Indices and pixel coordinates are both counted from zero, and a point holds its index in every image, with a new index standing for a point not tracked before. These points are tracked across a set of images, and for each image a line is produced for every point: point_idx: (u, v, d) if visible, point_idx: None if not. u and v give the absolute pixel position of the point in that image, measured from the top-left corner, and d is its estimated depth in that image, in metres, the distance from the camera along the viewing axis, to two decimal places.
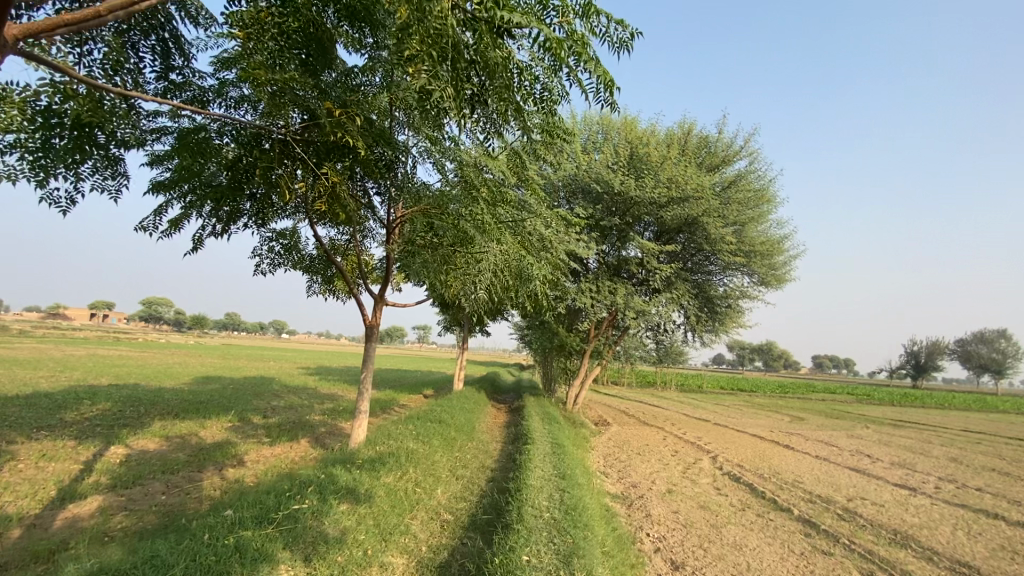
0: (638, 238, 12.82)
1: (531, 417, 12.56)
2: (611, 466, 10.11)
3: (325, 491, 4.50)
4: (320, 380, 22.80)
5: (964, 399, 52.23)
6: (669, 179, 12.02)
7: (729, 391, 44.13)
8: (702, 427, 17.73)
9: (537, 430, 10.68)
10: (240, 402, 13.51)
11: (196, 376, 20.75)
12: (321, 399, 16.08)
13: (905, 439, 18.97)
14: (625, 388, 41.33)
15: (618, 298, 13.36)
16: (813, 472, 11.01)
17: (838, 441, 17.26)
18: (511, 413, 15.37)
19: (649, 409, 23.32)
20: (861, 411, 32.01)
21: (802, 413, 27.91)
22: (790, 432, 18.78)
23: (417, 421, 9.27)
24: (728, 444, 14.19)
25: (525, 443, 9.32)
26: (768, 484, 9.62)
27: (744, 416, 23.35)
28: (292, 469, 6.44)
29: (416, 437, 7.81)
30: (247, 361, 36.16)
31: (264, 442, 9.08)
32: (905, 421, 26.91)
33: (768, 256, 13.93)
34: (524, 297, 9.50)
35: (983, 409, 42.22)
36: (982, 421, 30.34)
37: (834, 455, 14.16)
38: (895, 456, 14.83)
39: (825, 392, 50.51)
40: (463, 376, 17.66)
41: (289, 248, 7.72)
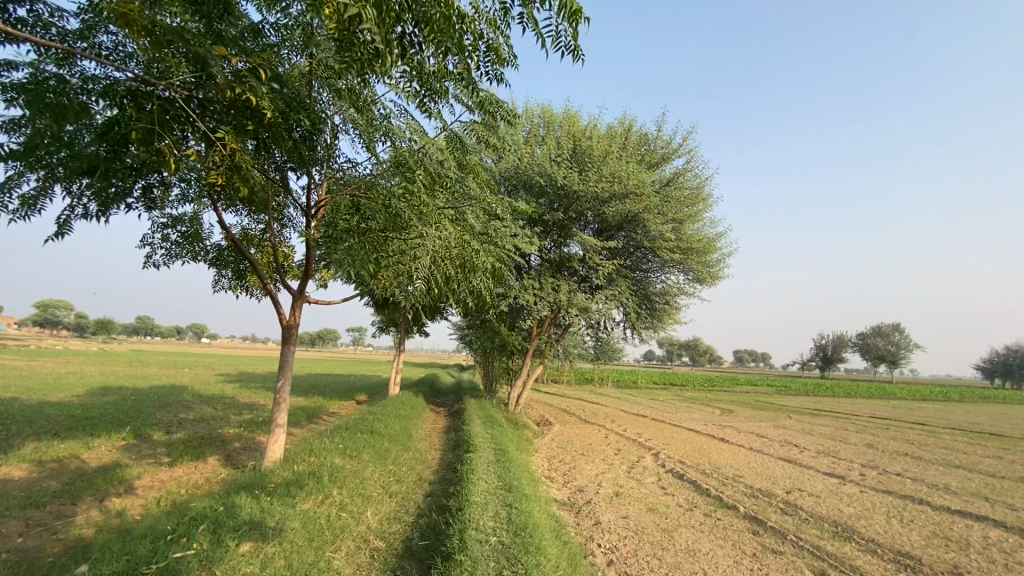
0: (581, 234, 12.56)
1: (472, 421, 11.93)
2: (555, 470, 9.70)
3: (224, 528, 3.66)
4: (241, 388, 20.92)
5: (866, 387, 57.32)
6: (612, 174, 11.82)
7: (662, 386, 45.60)
8: (641, 423, 17.87)
9: (479, 435, 10.08)
10: (140, 416, 11.88)
11: (91, 386, 18.34)
12: (239, 409, 14.58)
13: (824, 428, 20.11)
14: (563, 386, 41.55)
15: (561, 296, 13.03)
16: (750, 465, 11.18)
17: (766, 431, 17.98)
18: (450, 417, 14.66)
19: (589, 406, 23.36)
20: (781, 402, 34.01)
21: (730, 406, 29.13)
22: (722, 425, 19.36)
23: (345, 432, 8.38)
24: (668, 439, 14.27)
25: (466, 450, 8.69)
26: (711, 480, 9.60)
27: (679, 411, 23.96)
28: (190, 496, 5.45)
29: (344, 451, 6.98)
30: (157, 368, 32.92)
31: (163, 462, 7.85)
32: (821, 410, 28.79)
33: (705, 253, 14.12)
34: (464, 294, 8.87)
35: (883, 396, 46.32)
36: (884, 408, 33.07)
37: (765, 446, 14.63)
38: (818, 444, 15.56)
39: (748, 385, 53.50)
40: (399, 379, 16.70)
41: (189, 236, 6.62)
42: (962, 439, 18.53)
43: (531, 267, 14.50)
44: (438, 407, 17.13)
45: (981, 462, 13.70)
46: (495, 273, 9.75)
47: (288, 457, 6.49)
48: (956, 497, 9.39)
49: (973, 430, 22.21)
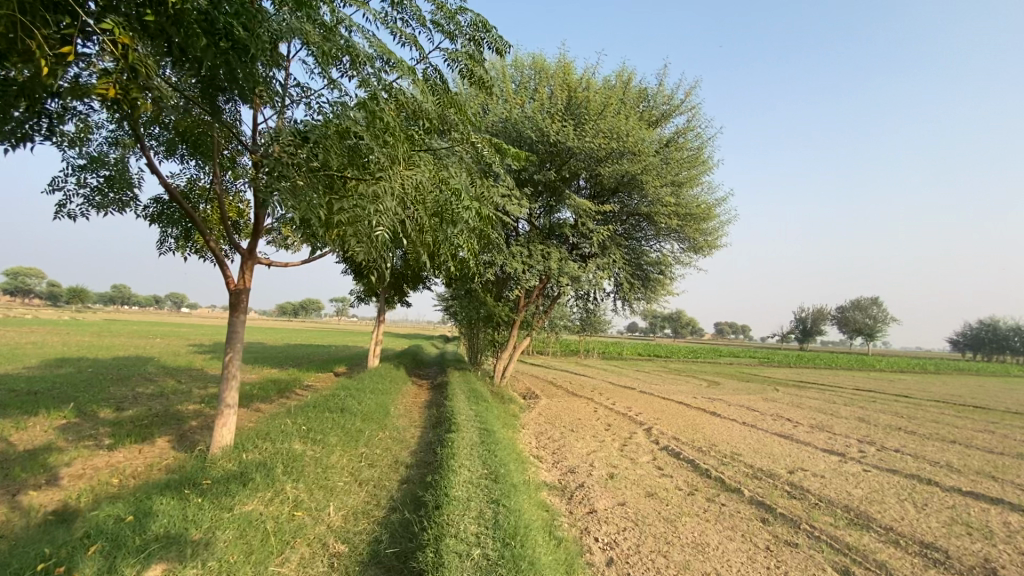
0: (575, 197, 11.65)
1: (454, 395, 11.19)
2: (544, 448, 9.00)
3: (122, 553, 2.80)
4: (212, 359, 19.86)
5: (846, 359, 58.15)
6: (610, 130, 10.85)
7: (647, 358, 45.58)
8: (630, 395, 17.36)
9: (463, 411, 9.32)
10: (91, 390, 10.87)
11: (47, 358, 17.14)
12: (205, 382, 13.64)
13: (811, 400, 19.85)
14: (548, 357, 41.18)
15: (551, 264, 12.12)
16: (747, 442, 10.64)
17: (756, 404, 17.58)
18: (432, 390, 13.92)
19: (576, 378, 22.83)
20: (765, 373, 33.96)
21: (716, 377, 28.92)
22: (711, 397, 18.94)
23: (312, 410, 7.52)
24: (659, 413, 13.73)
25: (447, 430, 7.93)
26: (709, 458, 9.02)
27: (666, 383, 23.60)
28: (116, 493, 4.58)
29: (308, 433, 6.12)
30: (127, 338, 31.58)
31: (103, 445, 6.94)
32: (806, 382, 28.74)
33: (703, 220, 13.31)
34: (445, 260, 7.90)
35: (862, 368, 46.94)
36: (865, 379, 33.27)
37: (758, 420, 14.16)
38: (810, 417, 15.18)
39: (731, 356, 53.89)
40: (379, 351, 15.81)
41: (113, 184, 5.52)
42: (950, 412, 18.40)
43: (519, 233, 13.56)
44: (420, 380, 16.35)
45: (976, 436, 13.44)
46: (479, 236, 8.78)
47: (242, 441, 5.63)
48: (961, 477, 8.96)
49: (957, 402, 22.20)
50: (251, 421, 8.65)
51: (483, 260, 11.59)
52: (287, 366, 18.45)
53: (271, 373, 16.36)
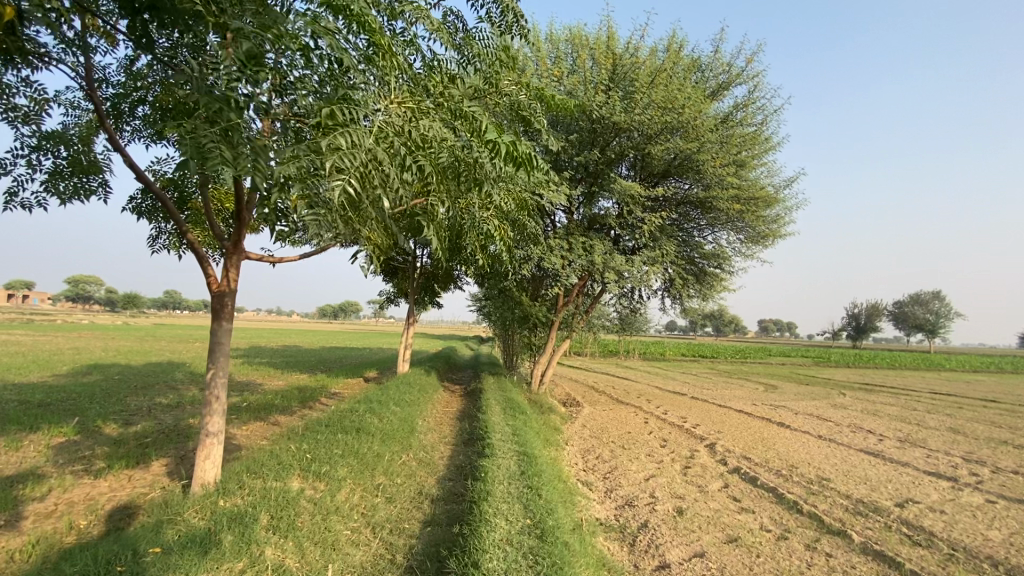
0: (621, 181, 10.31)
1: (489, 406, 10.07)
2: (594, 473, 7.72)
3: None
4: (242, 364, 19.44)
5: (908, 357, 54.19)
6: (663, 101, 9.43)
7: (691, 358, 43.29)
8: (680, 402, 15.83)
9: (499, 427, 8.15)
10: (109, 401, 10.30)
11: (80, 364, 16.98)
12: (231, 390, 13.03)
13: (887, 407, 17.70)
14: (587, 359, 39.60)
15: (595, 258, 10.82)
16: (831, 462, 9.06)
17: (825, 412, 15.73)
18: (466, 399, 12.85)
19: (618, 382, 21.35)
20: (823, 375, 31.44)
21: (771, 380, 26.76)
22: (773, 404, 17.10)
23: (326, 431, 6.49)
24: (718, 424, 12.21)
25: (481, 452, 6.78)
26: (793, 486, 7.53)
27: (718, 387, 21.84)
28: (60, 554, 3.61)
29: (312, 465, 5.07)
30: (165, 342, 31.87)
31: (93, 469, 6.13)
32: (873, 384, 26.27)
33: (766, 205, 11.73)
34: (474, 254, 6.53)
35: (931, 368, 43.12)
36: (937, 381, 30.32)
37: (834, 431, 12.41)
38: (894, 428, 13.28)
39: (782, 356, 50.73)
40: (408, 355, 14.80)
41: (78, 165, 4.60)
42: None
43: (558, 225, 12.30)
44: (453, 386, 15.32)
45: None
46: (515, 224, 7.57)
47: (233, 477, 4.62)
48: None
49: None
50: (264, 440, 7.74)
51: (519, 255, 10.43)
52: (315, 371, 17.76)
53: (300, 379, 15.67)
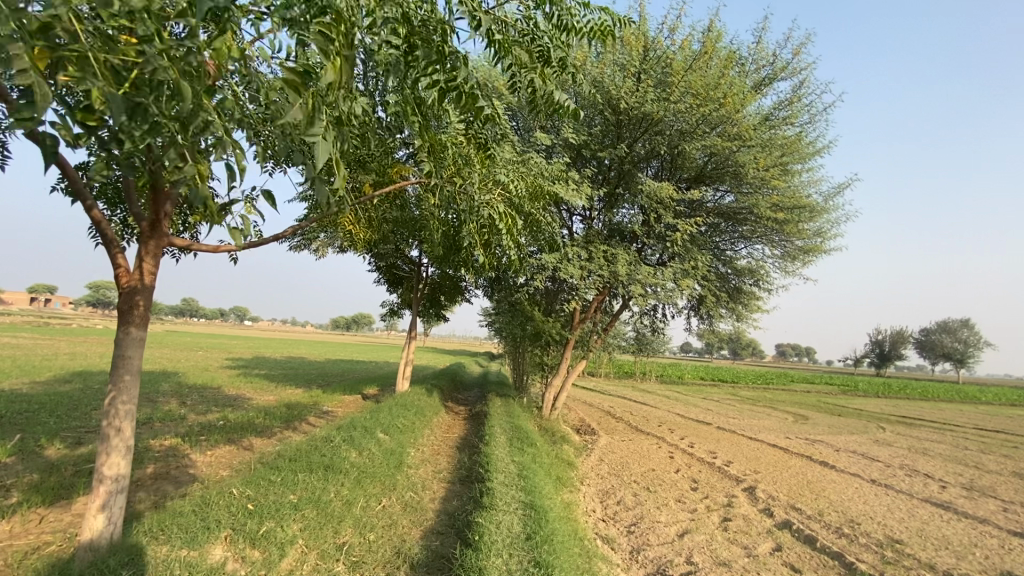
0: (649, 182, 9.17)
1: (493, 434, 8.83)
2: (615, 524, 6.42)
3: None
4: (237, 376, 18.40)
5: (938, 388, 51.49)
6: (701, 91, 8.30)
7: (711, 383, 41.22)
8: (706, 433, 14.39)
9: (504, 461, 6.91)
10: (71, 415, 9.22)
11: (65, 371, 16.03)
12: (214, 405, 11.92)
13: (935, 444, 15.99)
14: (601, 380, 37.84)
15: (618, 267, 9.59)
16: (898, 518, 7.62)
17: (867, 449, 14.14)
18: (469, 423, 11.60)
19: (635, 408, 19.86)
20: (853, 404, 29.59)
21: (800, 409, 24.90)
22: (809, 438, 15.49)
23: (288, 467, 5.28)
24: (752, 462, 10.79)
25: (479, 498, 5.54)
26: (861, 550, 6.15)
27: (742, 415, 20.27)
28: None
29: (251, 523, 3.89)
30: (167, 349, 31.10)
31: (4, 504, 5.01)
32: (909, 416, 24.41)
33: (811, 217, 10.45)
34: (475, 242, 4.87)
35: (970, 401, 40.33)
36: (977, 415, 28.27)
37: (885, 474, 10.91)
38: (952, 471, 11.72)
39: (807, 383, 48.22)
40: (409, 372, 13.61)
41: None
42: None
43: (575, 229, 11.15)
44: (457, 408, 14.07)
45: None
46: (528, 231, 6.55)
47: (140, 546, 3.46)
48: None
49: None
50: (227, 470, 6.58)
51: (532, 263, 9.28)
52: (312, 386, 16.63)
53: (293, 394, 14.54)
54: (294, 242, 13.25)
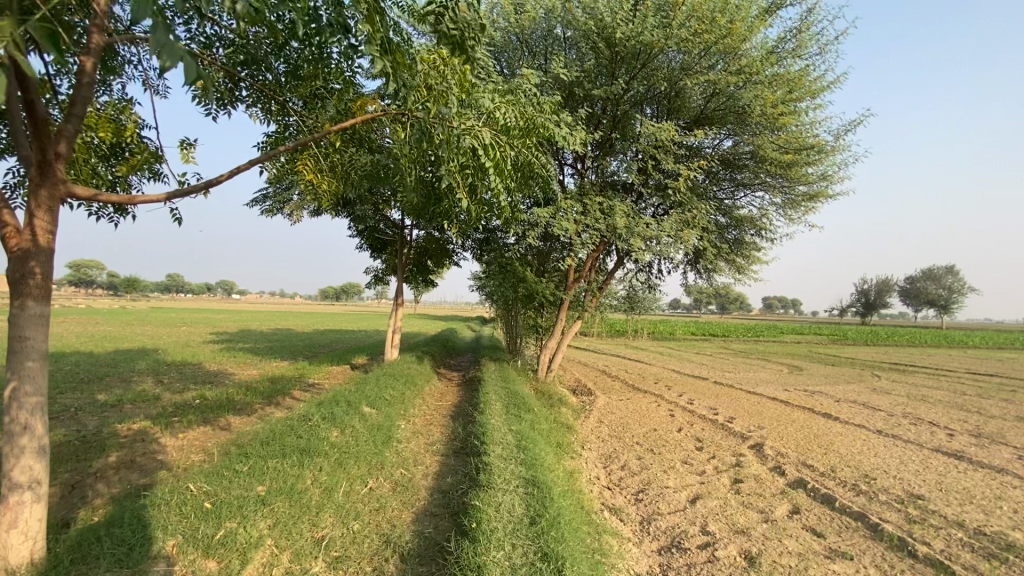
0: (647, 123, 8.46)
1: (488, 401, 8.35)
2: (621, 492, 6.01)
3: None
4: (221, 351, 17.73)
5: (924, 334, 52.38)
6: (703, 16, 7.48)
7: (704, 338, 41.37)
8: (705, 389, 14.13)
9: (501, 432, 6.41)
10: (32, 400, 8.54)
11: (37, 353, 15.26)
12: (193, 382, 11.30)
13: (933, 391, 15.93)
14: (594, 340, 37.72)
15: (616, 219, 8.92)
16: (912, 470, 7.32)
17: (867, 398, 13.99)
18: (463, 390, 11.15)
19: (631, 366, 19.59)
20: (845, 354, 29.83)
21: (794, 361, 24.86)
22: (808, 389, 15.30)
23: (258, 454, 4.71)
24: (756, 418, 10.51)
25: (475, 476, 5.05)
26: (881, 508, 5.83)
27: (739, 369, 20.12)
28: None
29: (205, 528, 3.34)
30: (151, 326, 30.22)
31: None
32: (902, 364, 24.53)
33: (819, 160, 9.77)
34: (461, 185, 4.08)
35: (957, 345, 40.94)
36: (966, 359, 28.58)
37: (889, 423, 10.71)
38: (954, 418, 11.57)
39: (797, 334, 48.67)
40: (398, 340, 13.04)
41: None
42: None
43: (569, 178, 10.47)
44: (450, 374, 13.60)
45: None
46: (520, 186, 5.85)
47: (68, 567, 2.88)
48: None
49: None
50: (199, 454, 6.02)
51: (522, 217, 8.62)
52: (298, 358, 16.05)
53: (278, 367, 13.94)
54: (266, 207, 12.42)
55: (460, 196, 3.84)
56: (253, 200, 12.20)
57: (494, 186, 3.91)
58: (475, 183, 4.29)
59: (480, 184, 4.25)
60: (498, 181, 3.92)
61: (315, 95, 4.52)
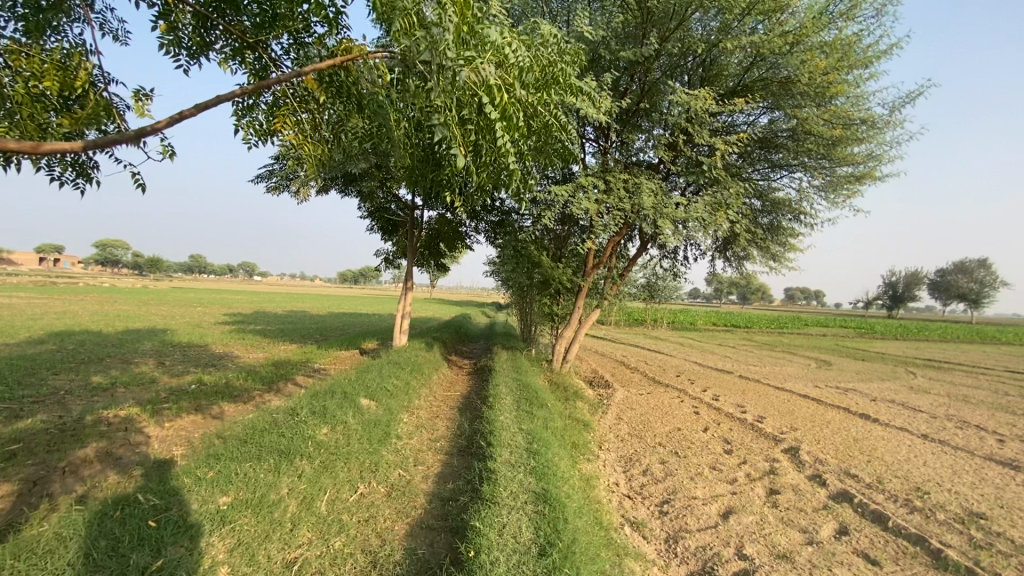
0: (680, 90, 7.65)
1: (498, 394, 7.74)
2: (643, 503, 5.37)
3: None
4: (230, 332, 17.41)
5: (955, 329, 50.38)
6: None
7: (724, 329, 40.15)
8: (729, 384, 13.35)
9: (510, 431, 5.80)
10: (23, 381, 8.15)
11: (46, 330, 15.07)
12: (194, 365, 10.88)
13: (973, 390, 14.92)
14: (611, 329, 36.82)
15: (641, 198, 8.14)
16: (970, 483, 6.53)
17: (904, 398, 13.09)
18: (472, 381, 10.57)
19: (649, 357, 18.79)
20: (873, 348, 28.64)
21: (820, 355, 23.76)
22: (839, 386, 14.41)
23: (230, 458, 4.16)
24: (787, 418, 9.73)
25: (478, 485, 4.46)
26: (943, 529, 5.09)
27: (763, 362, 19.23)
28: None
29: (146, 554, 2.80)
30: (165, 306, 30.22)
31: None
32: (935, 360, 23.34)
33: (870, 136, 8.82)
34: (456, 137, 3.26)
35: (993, 341, 39.08)
36: (1003, 356, 27.15)
37: (934, 427, 9.87)
38: (1004, 421, 10.67)
39: (822, 327, 47.03)
40: (407, 326, 12.48)
41: None
42: None
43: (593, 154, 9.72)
44: (460, 362, 13.02)
45: None
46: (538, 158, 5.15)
47: None
48: None
49: None
50: (181, 448, 5.51)
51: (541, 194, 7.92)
52: (306, 342, 15.63)
53: (284, 351, 13.51)
54: (271, 183, 11.92)
55: (457, 153, 3.11)
56: (257, 175, 11.68)
57: (500, 144, 3.19)
58: (479, 143, 3.59)
59: (485, 144, 3.55)
60: (505, 135, 3.19)
61: (298, 43, 3.91)
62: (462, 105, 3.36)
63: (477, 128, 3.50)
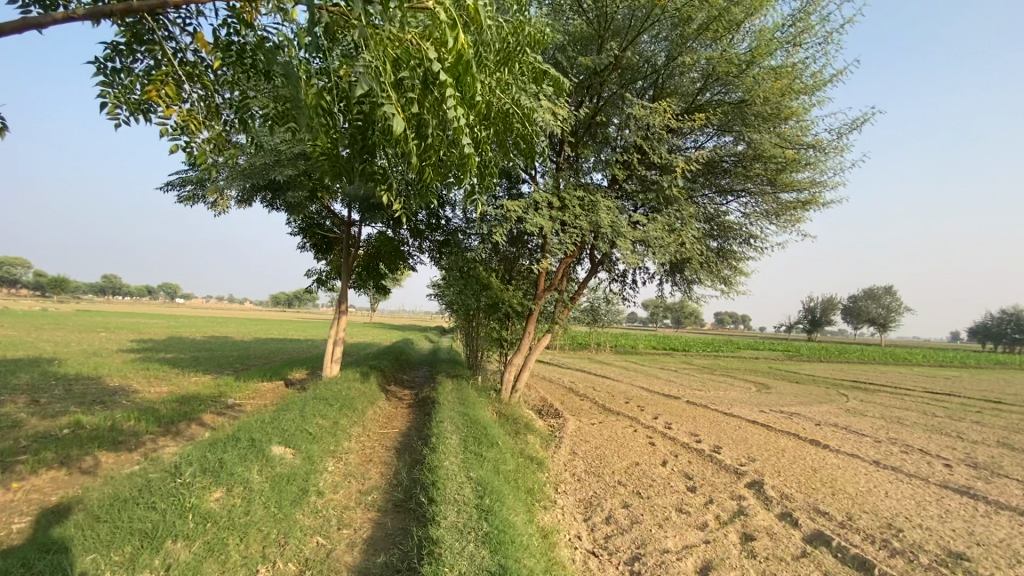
0: (636, 103, 7.34)
1: (443, 432, 6.83)
2: (611, 561, 4.63)
3: None
4: (132, 361, 15.22)
5: (870, 351, 54.17)
6: None
7: (665, 353, 40.82)
8: (681, 410, 13.05)
9: (456, 481, 4.93)
10: None
11: None
12: (77, 402, 9.14)
13: (904, 412, 15.48)
14: (555, 353, 36.41)
15: (598, 215, 7.69)
16: (934, 516, 6.32)
17: (845, 421, 13.27)
18: (413, 415, 9.53)
19: (597, 383, 18.33)
20: (804, 371, 29.85)
21: (757, 378, 24.34)
22: (784, 411, 14.49)
23: (71, 547, 3.03)
24: (744, 447, 9.41)
25: (417, 560, 3.55)
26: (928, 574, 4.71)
27: (708, 386, 19.29)
28: None
29: None
30: (59, 330, 26.62)
31: None
32: (861, 381, 24.52)
33: (817, 162, 8.91)
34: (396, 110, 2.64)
35: (904, 362, 42.07)
36: (917, 377, 29.08)
37: (881, 452, 9.87)
38: (939, 444, 10.92)
39: (753, 350, 49.02)
40: (339, 353, 11.27)
41: None
42: None
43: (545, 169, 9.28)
44: (400, 393, 11.94)
45: None
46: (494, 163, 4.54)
47: None
48: None
49: None
50: (22, 518, 4.20)
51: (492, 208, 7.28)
52: (223, 372, 13.89)
53: (195, 383, 11.82)
54: (184, 193, 10.51)
55: (392, 117, 2.47)
56: (166, 184, 10.24)
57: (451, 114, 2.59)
58: (424, 121, 2.97)
59: (432, 122, 2.93)
60: (457, 104, 2.60)
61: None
62: (401, 69, 2.76)
63: (420, 100, 2.90)
